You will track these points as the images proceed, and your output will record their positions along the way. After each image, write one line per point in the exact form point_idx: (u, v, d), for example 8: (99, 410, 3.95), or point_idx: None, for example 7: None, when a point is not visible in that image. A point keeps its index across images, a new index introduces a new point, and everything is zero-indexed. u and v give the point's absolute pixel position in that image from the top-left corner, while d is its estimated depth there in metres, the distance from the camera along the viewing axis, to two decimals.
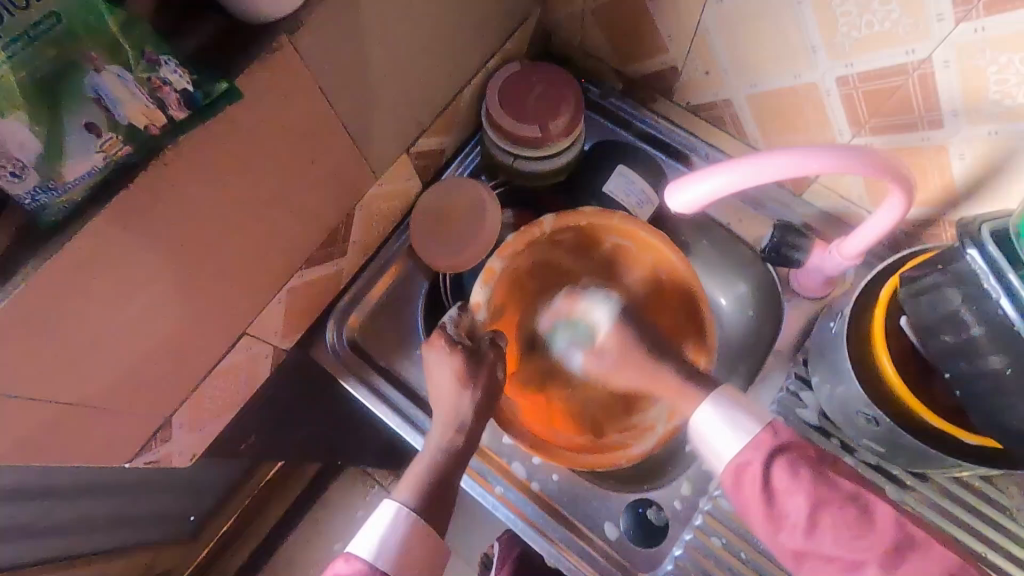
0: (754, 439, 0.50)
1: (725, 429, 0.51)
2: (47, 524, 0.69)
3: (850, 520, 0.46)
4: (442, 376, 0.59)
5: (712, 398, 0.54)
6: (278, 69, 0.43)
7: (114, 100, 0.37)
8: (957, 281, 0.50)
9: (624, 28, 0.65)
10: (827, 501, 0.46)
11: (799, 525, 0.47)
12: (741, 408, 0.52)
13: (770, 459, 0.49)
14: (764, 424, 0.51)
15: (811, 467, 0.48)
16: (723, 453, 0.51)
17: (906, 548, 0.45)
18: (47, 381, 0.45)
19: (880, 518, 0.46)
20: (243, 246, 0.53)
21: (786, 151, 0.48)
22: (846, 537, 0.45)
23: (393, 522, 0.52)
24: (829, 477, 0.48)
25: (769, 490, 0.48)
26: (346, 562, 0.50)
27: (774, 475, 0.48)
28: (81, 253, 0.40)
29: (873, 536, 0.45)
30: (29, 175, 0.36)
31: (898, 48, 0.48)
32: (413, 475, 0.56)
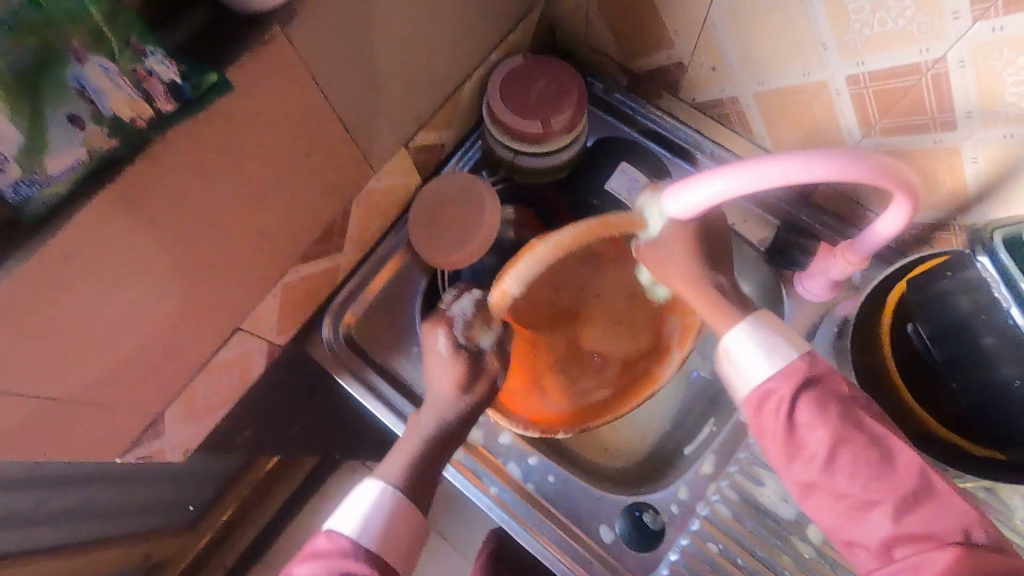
0: (786, 368, 0.49)
1: (761, 352, 0.50)
2: (44, 514, 0.69)
3: (871, 461, 0.44)
4: (441, 376, 0.56)
5: (749, 322, 0.52)
6: (268, 61, 0.42)
7: (98, 91, 0.36)
8: (965, 289, 0.51)
9: (630, 22, 0.64)
10: (850, 441, 0.45)
11: (818, 458, 0.46)
12: (774, 338, 0.51)
13: (799, 390, 0.48)
14: (804, 353, 0.50)
15: (840, 404, 0.47)
16: (751, 377, 0.50)
17: (922, 496, 0.43)
18: (36, 378, 0.44)
19: (903, 464, 0.44)
20: (237, 241, 0.52)
21: (790, 155, 0.46)
22: (862, 477, 0.44)
23: (377, 498, 0.52)
24: (857, 417, 0.46)
25: (792, 420, 0.47)
26: (329, 538, 0.50)
27: (800, 407, 0.47)
28: (66, 248, 0.39)
29: (890, 480, 0.44)
30: (9, 167, 0.34)
31: (912, 47, 0.46)
32: (402, 455, 0.55)
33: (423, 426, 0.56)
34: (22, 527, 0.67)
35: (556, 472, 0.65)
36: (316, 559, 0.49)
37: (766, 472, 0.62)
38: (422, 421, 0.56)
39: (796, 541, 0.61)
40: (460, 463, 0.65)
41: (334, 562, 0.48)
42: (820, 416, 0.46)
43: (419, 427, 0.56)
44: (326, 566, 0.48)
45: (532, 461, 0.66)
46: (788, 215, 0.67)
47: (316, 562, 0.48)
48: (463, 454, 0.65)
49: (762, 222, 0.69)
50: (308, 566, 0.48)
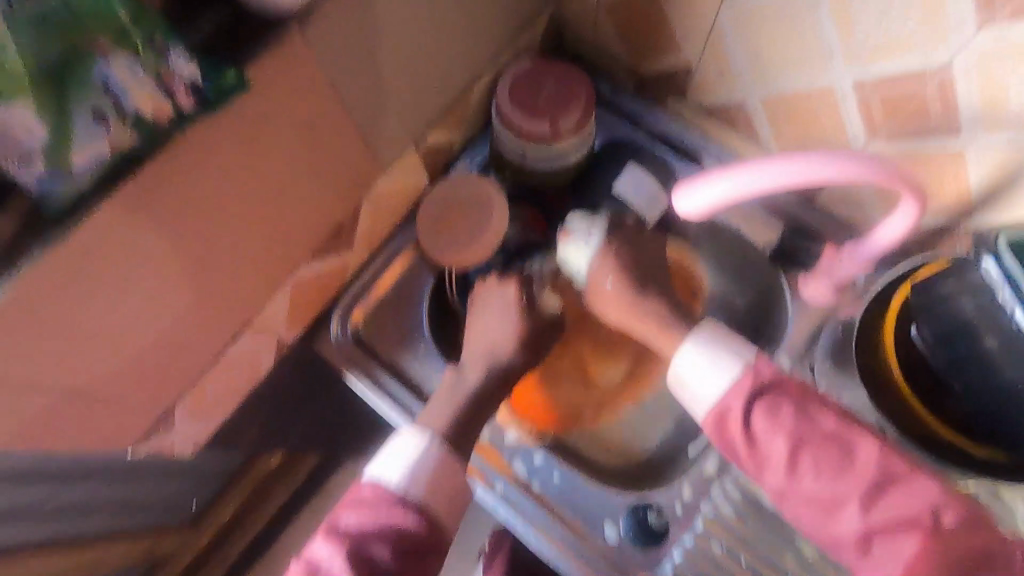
0: (738, 378, 0.50)
1: (712, 367, 0.51)
2: (52, 507, 0.70)
3: (832, 460, 0.45)
4: (496, 324, 0.64)
5: (693, 338, 0.53)
6: (285, 62, 0.43)
7: (122, 90, 0.37)
8: (969, 291, 0.51)
9: (638, 26, 0.65)
10: (808, 443, 0.46)
11: (780, 465, 0.47)
12: (723, 347, 0.52)
13: (751, 402, 0.48)
14: (745, 364, 0.51)
15: (792, 408, 0.47)
16: (708, 398, 0.50)
17: (887, 484, 0.44)
18: (53, 370, 0.45)
19: (864, 455, 0.45)
20: (250, 238, 0.53)
21: (793, 155, 0.48)
22: (827, 477, 0.45)
23: (419, 454, 0.54)
24: (811, 417, 0.47)
25: (749, 434, 0.48)
26: (375, 488, 0.53)
27: (754, 417, 0.48)
28: (87, 242, 0.40)
29: (853, 475, 0.45)
30: (35, 162, 0.35)
31: (917, 54, 0.47)
32: (444, 405, 0.60)
33: (469, 380, 0.62)
34: (29, 519, 0.68)
35: (561, 469, 0.66)
36: (364, 508, 0.52)
37: None
38: (467, 375, 0.62)
39: (799, 541, 0.61)
40: (466, 459, 0.65)
41: (381, 513, 0.51)
42: (775, 424, 0.47)
43: (464, 381, 0.62)
44: (374, 517, 0.51)
45: (538, 459, 0.66)
46: (794, 218, 0.67)
47: (363, 512, 0.51)
48: (469, 451, 0.66)
49: (770, 226, 0.68)
50: (356, 515, 0.51)
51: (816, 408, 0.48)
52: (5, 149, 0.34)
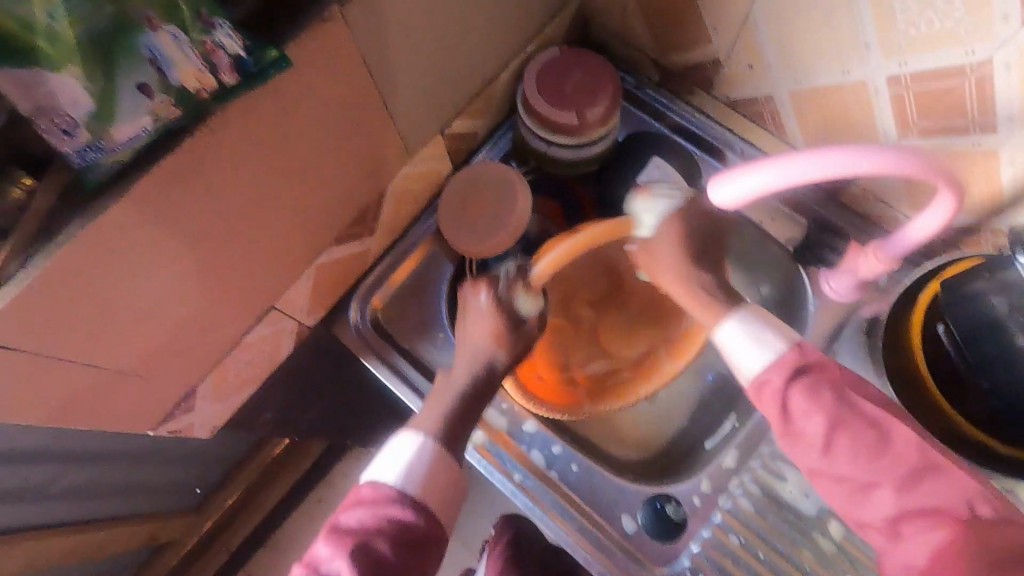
0: (778, 358, 0.50)
1: (751, 344, 0.51)
2: (63, 486, 0.69)
3: (868, 443, 0.45)
4: (478, 332, 0.60)
5: (735, 315, 0.53)
6: (325, 41, 0.43)
7: (168, 61, 0.37)
8: (1002, 289, 0.50)
9: (669, 17, 0.64)
10: (846, 423, 0.46)
11: (814, 443, 0.47)
12: (766, 326, 0.51)
13: (792, 378, 0.48)
14: (792, 343, 0.50)
15: (834, 388, 0.47)
16: (747, 369, 0.51)
17: (924, 473, 0.44)
18: (84, 345, 0.45)
19: (903, 443, 0.45)
20: (279, 220, 0.53)
21: (837, 147, 0.47)
22: (862, 459, 0.45)
23: (415, 455, 0.53)
24: (851, 399, 0.47)
25: (787, 409, 0.48)
26: (372, 489, 0.51)
27: (793, 394, 0.48)
28: (123, 216, 0.40)
29: (889, 459, 0.45)
30: (79, 132, 0.36)
31: (958, 49, 0.47)
32: (434, 408, 0.57)
33: (455, 381, 0.59)
34: (40, 498, 0.68)
35: (578, 460, 0.66)
36: (365, 506, 0.50)
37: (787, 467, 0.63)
38: (456, 375, 0.59)
39: (817, 536, 0.62)
40: (485, 449, 0.65)
41: (382, 510, 0.50)
42: (815, 402, 0.47)
43: (453, 380, 0.59)
44: (374, 515, 0.50)
45: (556, 450, 0.66)
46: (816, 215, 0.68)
47: (362, 510, 0.50)
48: (486, 440, 0.66)
49: (791, 222, 0.70)
50: (356, 514, 0.50)
51: (857, 392, 0.48)
52: (49, 117, 0.35)
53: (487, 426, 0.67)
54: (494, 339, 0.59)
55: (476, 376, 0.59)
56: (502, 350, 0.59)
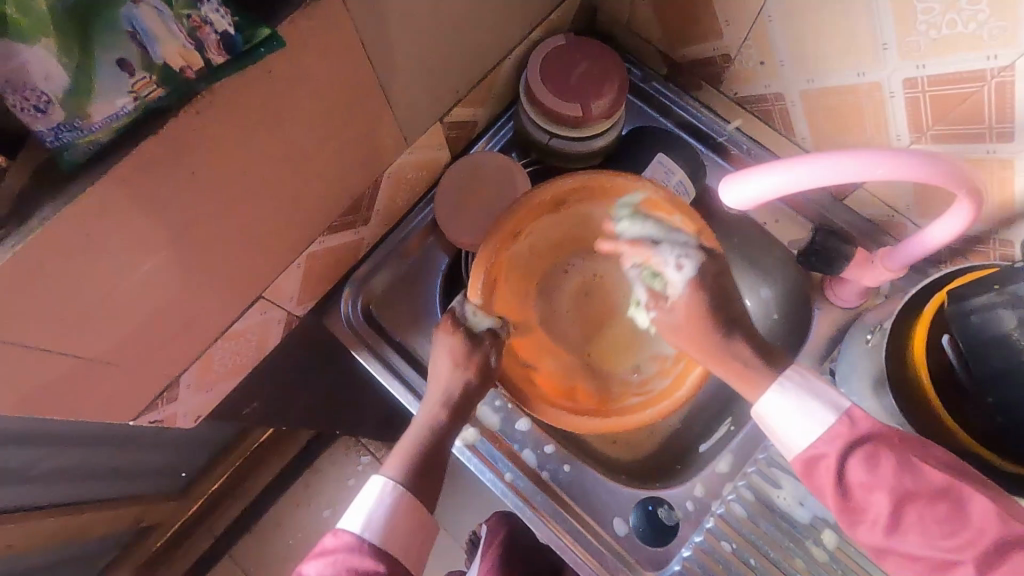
0: (831, 429, 0.48)
1: (802, 415, 0.50)
2: (41, 471, 0.67)
3: (940, 518, 0.44)
4: (438, 362, 0.59)
5: (783, 379, 0.52)
6: (320, 21, 0.40)
7: (150, 36, 0.35)
8: (1012, 303, 0.48)
9: (678, 8, 0.62)
10: (912, 500, 0.44)
11: (881, 521, 0.45)
12: (819, 392, 0.50)
13: (848, 451, 0.47)
14: (842, 412, 0.49)
15: (894, 458, 0.46)
16: (799, 440, 0.50)
17: (1007, 547, 0.42)
18: (60, 333, 0.43)
19: (976, 513, 0.43)
20: (267, 207, 0.50)
21: (899, 152, 0.45)
22: (934, 537, 0.44)
23: (379, 497, 0.52)
24: (915, 470, 0.45)
25: (846, 483, 0.47)
26: (334, 536, 0.50)
27: (852, 468, 0.47)
28: (100, 200, 0.38)
29: (965, 535, 0.43)
30: (54, 111, 0.34)
31: (980, 53, 0.45)
32: (403, 450, 0.56)
33: (421, 422, 0.58)
34: (16, 483, 0.65)
35: (571, 461, 0.65)
36: (326, 557, 0.49)
37: (783, 475, 0.62)
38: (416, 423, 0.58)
39: (809, 545, 0.61)
40: (477, 448, 0.64)
41: (341, 559, 0.48)
42: (876, 477, 0.45)
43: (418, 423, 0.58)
44: (335, 565, 0.48)
45: (548, 450, 0.65)
46: (821, 218, 0.67)
47: (324, 559, 0.48)
48: (477, 438, 0.64)
49: (796, 224, 0.68)
50: (316, 564, 0.48)
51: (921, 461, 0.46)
52: (21, 93, 0.33)
53: (479, 423, 0.66)
54: (452, 360, 0.58)
55: (447, 404, 0.58)
56: (465, 372, 0.58)
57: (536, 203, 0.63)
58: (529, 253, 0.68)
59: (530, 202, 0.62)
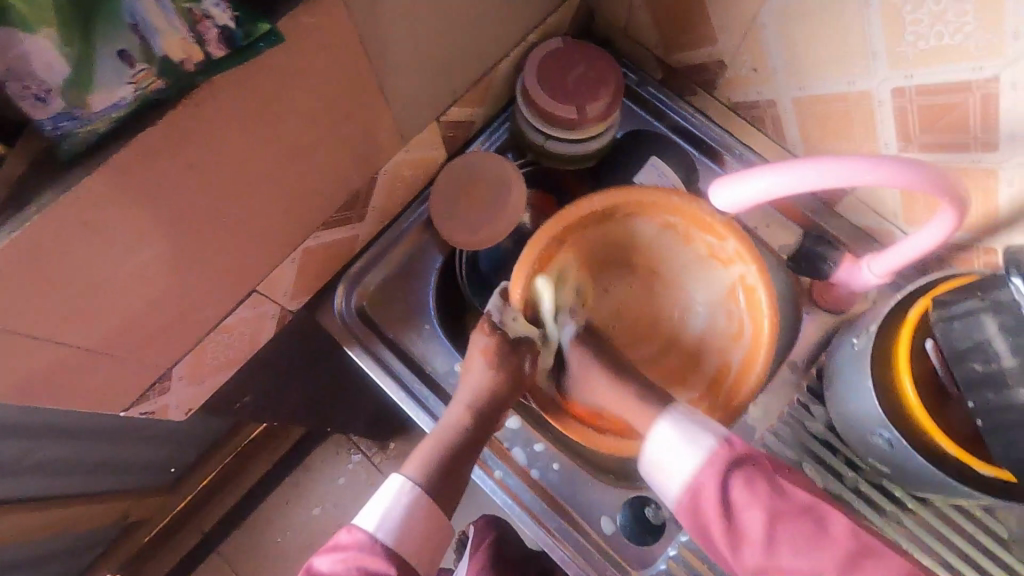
0: (709, 456, 0.51)
1: (685, 445, 0.52)
2: (31, 462, 0.67)
3: (806, 533, 0.47)
4: (474, 361, 0.60)
5: (667, 416, 0.55)
6: (319, 17, 0.41)
7: (151, 28, 0.35)
8: (995, 309, 0.49)
9: (674, 14, 0.63)
10: (783, 517, 0.47)
11: (758, 542, 0.48)
12: (699, 424, 0.53)
13: (726, 477, 0.50)
14: (720, 438, 0.52)
15: (766, 481, 0.49)
16: (682, 472, 0.52)
17: (859, 556, 0.45)
18: (55, 321, 0.43)
19: (836, 528, 0.47)
20: (264, 201, 0.51)
21: (891, 159, 0.46)
22: (801, 549, 0.46)
23: (398, 500, 0.53)
24: (783, 489, 0.49)
25: (729, 508, 0.49)
26: (348, 532, 0.51)
27: (733, 492, 0.49)
28: (98, 189, 0.38)
29: (828, 547, 0.46)
30: (53, 100, 0.35)
31: (965, 64, 0.46)
32: (428, 452, 0.57)
33: (449, 419, 0.59)
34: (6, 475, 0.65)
35: (561, 460, 0.65)
36: (338, 552, 0.50)
37: None
38: (448, 414, 0.59)
39: None
40: None
41: (351, 556, 0.49)
42: (754, 498, 0.48)
43: (446, 423, 0.58)
44: (346, 561, 0.49)
45: (537, 448, 0.66)
46: (810, 224, 0.68)
47: (336, 555, 0.49)
48: None
49: (786, 230, 0.70)
50: (328, 559, 0.49)
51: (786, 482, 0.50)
52: (21, 82, 0.34)
53: None
54: (485, 361, 0.59)
55: (474, 407, 0.58)
56: (497, 371, 0.59)
57: (573, 216, 0.62)
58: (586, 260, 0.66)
59: (565, 214, 0.62)
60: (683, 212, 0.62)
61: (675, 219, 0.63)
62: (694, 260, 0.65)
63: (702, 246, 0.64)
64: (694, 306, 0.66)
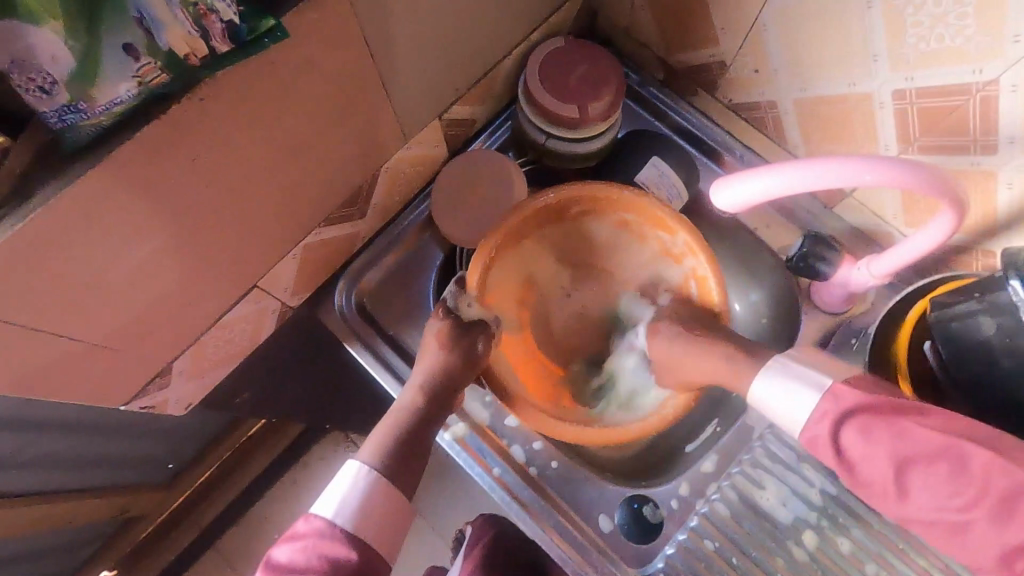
0: (816, 410, 0.48)
1: (786, 397, 0.50)
2: (29, 456, 0.67)
3: (942, 477, 0.42)
4: (427, 340, 0.60)
5: (768, 371, 0.52)
6: (323, 14, 0.41)
7: (158, 23, 0.35)
8: (993, 311, 0.48)
9: (676, 14, 0.63)
10: (915, 463, 0.43)
11: (888, 491, 0.44)
12: (804, 376, 0.50)
13: (836, 428, 0.46)
14: (824, 390, 0.48)
15: (885, 427, 0.44)
16: (795, 425, 0.49)
17: (1014, 497, 0.40)
18: (56, 314, 0.43)
19: (977, 467, 0.41)
20: (266, 196, 0.51)
21: (890, 161, 0.46)
22: (941, 495, 0.42)
23: (353, 484, 0.52)
24: (908, 432, 0.44)
25: (847, 459, 0.46)
26: (305, 521, 0.50)
27: (846, 441, 0.46)
28: (101, 181, 0.38)
29: (971, 490, 0.41)
30: (58, 92, 0.35)
31: (965, 66, 0.47)
32: (384, 431, 0.57)
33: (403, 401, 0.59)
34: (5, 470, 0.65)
35: (559, 458, 0.65)
36: (296, 542, 0.49)
37: (767, 475, 0.63)
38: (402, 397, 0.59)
39: (791, 545, 0.61)
40: (466, 442, 0.64)
41: (310, 544, 0.49)
42: (870, 447, 0.44)
43: (401, 404, 0.58)
44: (304, 550, 0.48)
45: (536, 445, 0.66)
46: (809, 225, 0.68)
47: (294, 545, 0.49)
48: (467, 432, 0.65)
49: (787, 230, 0.70)
50: (287, 549, 0.48)
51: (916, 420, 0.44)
52: (26, 74, 0.34)
53: (469, 418, 0.66)
54: (437, 345, 0.59)
55: (426, 389, 0.58)
56: (448, 354, 0.58)
57: (542, 203, 0.62)
58: (541, 255, 0.66)
59: (537, 203, 0.62)
60: (642, 211, 0.63)
61: (634, 217, 0.64)
62: (647, 258, 0.66)
63: (657, 243, 0.65)
64: (653, 311, 0.67)
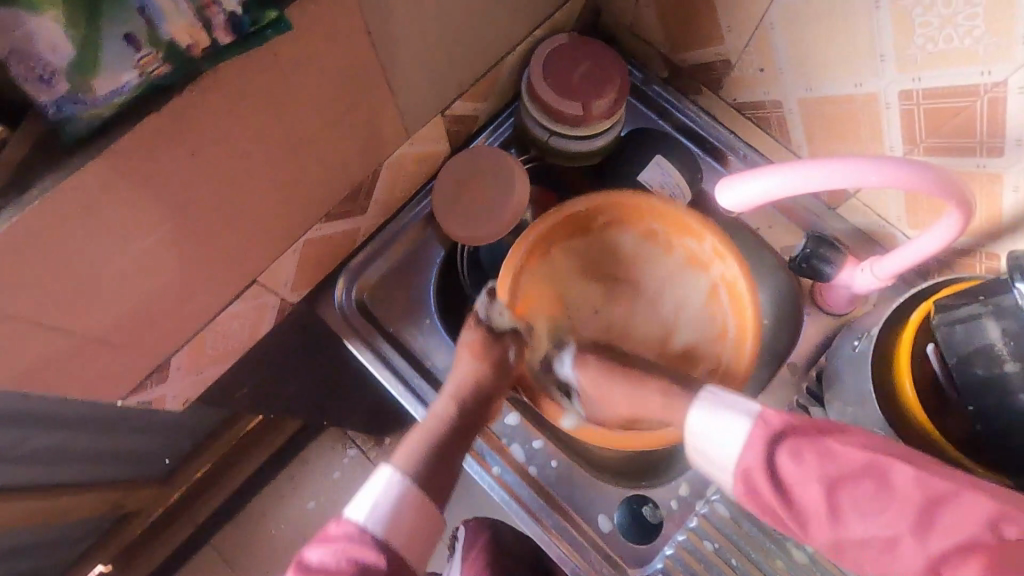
0: (747, 437, 0.48)
1: (719, 427, 0.50)
2: (25, 451, 0.66)
3: (869, 494, 0.42)
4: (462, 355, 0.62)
5: (698, 402, 0.53)
6: (326, 6, 0.41)
7: (159, 12, 0.34)
8: (997, 314, 0.49)
9: (682, 12, 0.62)
10: (844, 483, 0.43)
11: (820, 515, 0.44)
12: (731, 404, 0.51)
13: (770, 454, 0.46)
14: (753, 417, 0.48)
15: (813, 447, 0.45)
16: (727, 458, 0.49)
17: (933, 506, 0.40)
18: (54, 307, 0.43)
19: (900, 482, 0.42)
20: (267, 191, 0.50)
21: (898, 162, 0.45)
22: (870, 515, 0.42)
23: (389, 488, 0.51)
24: (835, 452, 0.44)
25: (781, 485, 0.45)
26: (338, 523, 0.49)
27: (779, 465, 0.45)
28: (100, 173, 0.38)
29: (897, 506, 0.41)
30: (58, 82, 0.34)
31: (974, 67, 0.46)
32: (418, 438, 0.57)
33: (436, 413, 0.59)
34: None
35: (559, 457, 0.65)
36: (328, 544, 0.48)
37: None
38: (436, 407, 0.60)
39: (791, 547, 0.60)
40: None
41: (341, 547, 0.47)
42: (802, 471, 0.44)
43: (434, 415, 0.59)
44: (337, 552, 0.47)
45: (536, 444, 0.66)
46: (812, 226, 0.68)
47: (327, 547, 0.47)
48: None
49: (790, 232, 0.70)
50: (319, 550, 0.47)
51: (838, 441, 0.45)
52: (26, 63, 0.33)
53: None
54: (471, 355, 0.61)
55: (460, 399, 0.60)
56: (483, 364, 0.61)
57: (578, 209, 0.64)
58: (567, 265, 0.66)
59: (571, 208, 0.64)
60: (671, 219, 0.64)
61: (660, 226, 0.65)
62: (674, 271, 0.67)
63: (684, 253, 0.66)
64: (681, 327, 0.66)
